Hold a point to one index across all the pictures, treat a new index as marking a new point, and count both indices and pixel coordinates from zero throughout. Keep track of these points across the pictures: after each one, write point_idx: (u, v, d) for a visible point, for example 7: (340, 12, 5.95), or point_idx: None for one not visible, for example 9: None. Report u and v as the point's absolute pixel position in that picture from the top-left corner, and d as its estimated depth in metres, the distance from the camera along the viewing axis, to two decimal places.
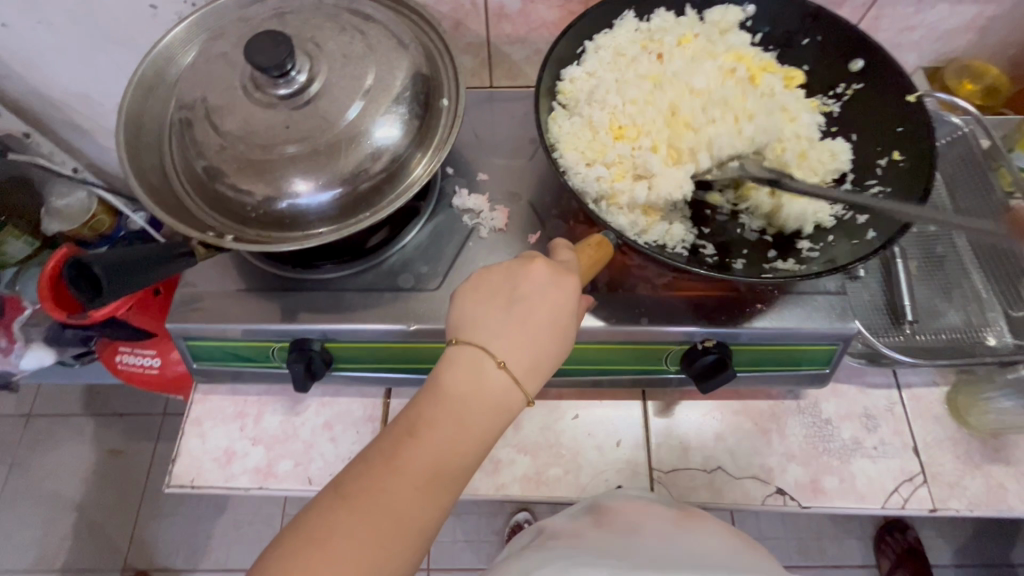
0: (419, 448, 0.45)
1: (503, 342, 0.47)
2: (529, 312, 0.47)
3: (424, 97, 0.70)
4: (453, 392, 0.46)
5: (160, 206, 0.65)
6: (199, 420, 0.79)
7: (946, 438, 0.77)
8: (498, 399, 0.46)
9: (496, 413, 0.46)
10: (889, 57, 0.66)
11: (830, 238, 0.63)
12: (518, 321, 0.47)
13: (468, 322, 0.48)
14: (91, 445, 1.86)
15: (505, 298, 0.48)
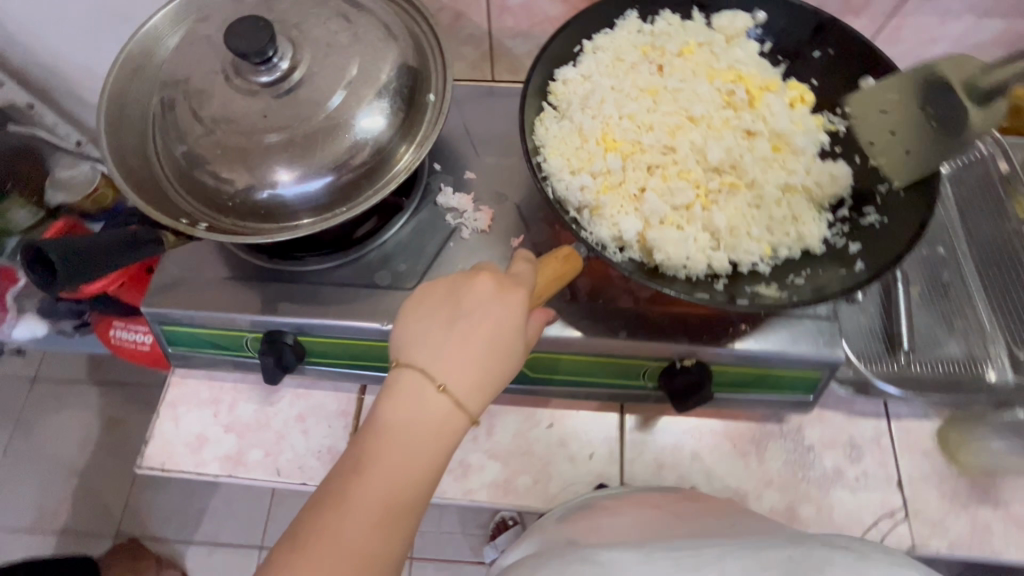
0: (364, 488, 0.40)
1: (447, 362, 0.42)
2: (475, 327, 0.42)
3: (410, 91, 0.68)
4: (397, 422, 0.41)
5: (136, 189, 0.64)
6: (174, 403, 0.79)
7: (933, 474, 0.74)
8: (448, 422, 0.42)
9: (447, 436, 0.42)
10: (902, 77, 0.62)
11: (819, 266, 0.61)
12: (463, 337, 0.42)
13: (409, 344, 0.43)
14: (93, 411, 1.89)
15: (448, 314, 0.43)
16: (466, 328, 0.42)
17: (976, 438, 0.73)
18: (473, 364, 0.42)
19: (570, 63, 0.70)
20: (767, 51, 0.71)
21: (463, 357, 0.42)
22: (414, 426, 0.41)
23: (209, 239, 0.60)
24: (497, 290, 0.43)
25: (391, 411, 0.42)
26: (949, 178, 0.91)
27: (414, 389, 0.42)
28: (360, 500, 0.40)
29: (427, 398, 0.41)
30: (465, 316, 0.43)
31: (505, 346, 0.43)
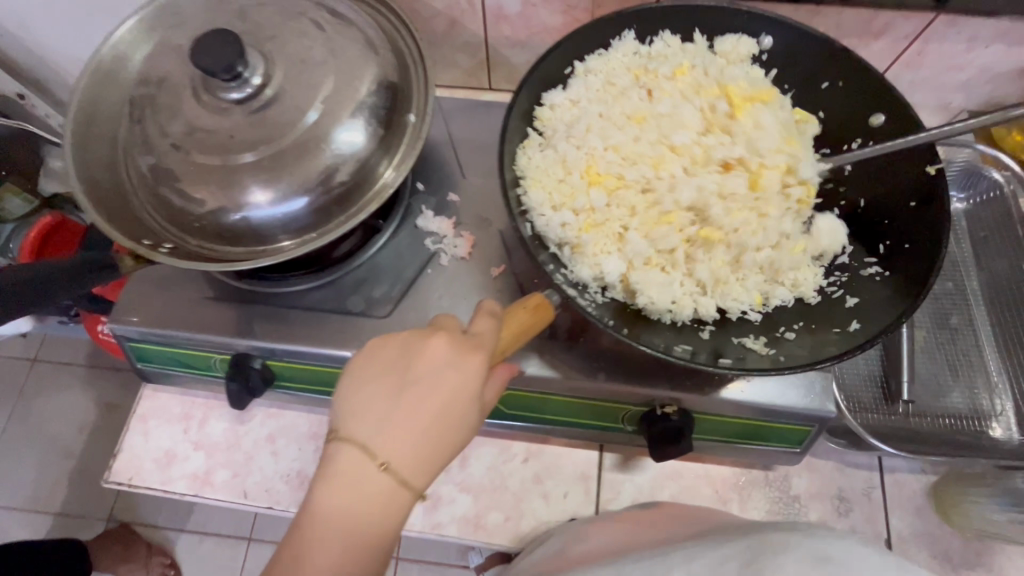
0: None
1: (392, 437, 0.40)
2: (423, 397, 0.41)
3: (390, 110, 0.65)
4: (335, 508, 0.38)
5: (97, 205, 0.61)
6: (144, 417, 0.78)
7: (923, 534, 0.71)
8: (391, 503, 0.39)
9: (390, 520, 0.39)
10: (914, 117, 0.58)
11: (809, 321, 0.57)
12: (410, 408, 0.41)
13: (350, 418, 0.41)
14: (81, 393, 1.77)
15: (393, 383, 0.41)
16: (413, 399, 0.41)
17: (973, 501, 0.69)
18: (420, 438, 0.40)
19: (560, 85, 0.66)
20: (772, 79, 0.66)
21: (408, 430, 0.40)
22: (353, 512, 0.38)
23: (168, 263, 0.57)
24: (448, 356, 0.42)
25: (329, 495, 0.38)
26: (964, 215, 0.85)
27: (355, 469, 0.39)
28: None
29: (369, 478, 0.39)
30: (413, 385, 0.41)
31: (455, 417, 0.41)
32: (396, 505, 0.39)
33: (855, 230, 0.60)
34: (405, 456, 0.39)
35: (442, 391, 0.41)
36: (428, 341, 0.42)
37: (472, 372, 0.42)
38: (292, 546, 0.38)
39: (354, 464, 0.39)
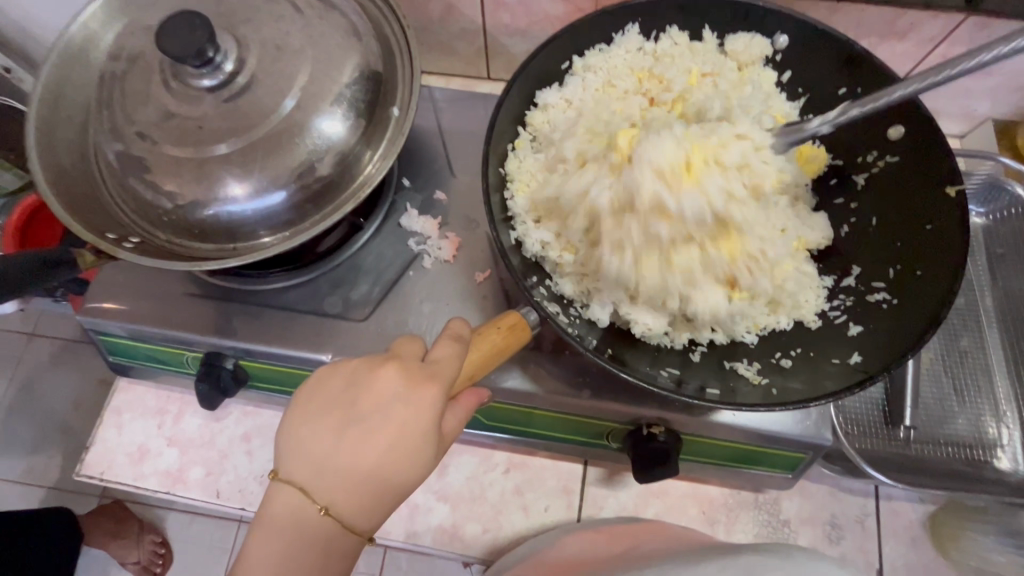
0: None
1: (334, 478, 0.38)
2: (368, 436, 0.38)
3: (371, 101, 0.61)
4: (272, 551, 0.37)
5: (63, 194, 0.59)
6: (119, 410, 0.76)
7: (916, 566, 0.69)
8: (333, 543, 0.38)
9: (332, 558, 0.38)
10: (934, 129, 0.52)
11: (808, 350, 0.54)
12: (354, 448, 0.38)
13: (293, 455, 0.39)
14: (63, 376, 1.62)
15: (339, 419, 0.39)
16: (358, 438, 0.38)
17: (972, 535, 0.67)
18: (364, 479, 0.38)
19: (556, 82, 0.62)
20: (785, 82, 0.62)
21: (352, 472, 0.38)
22: (292, 556, 0.37)
23: (131, 261, 0.54)
24: (398, 392, 0.39)
25: (266, 538, 0.37)
26: (983, 230, 0.80)
27: (294, 511, 0.37)
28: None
29: (309, 521, 0.37)
30: (358, 422, 0.39)
31: (404, 457, 0.39)
32: (338, 545, 0.38)
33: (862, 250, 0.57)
34: (347, 498, 0.38)
35: (390, 430, 0.38)
36: (378, 373, 0.39)
37: (423, 409, 0.38)
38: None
39: (294, 506, 0.37)
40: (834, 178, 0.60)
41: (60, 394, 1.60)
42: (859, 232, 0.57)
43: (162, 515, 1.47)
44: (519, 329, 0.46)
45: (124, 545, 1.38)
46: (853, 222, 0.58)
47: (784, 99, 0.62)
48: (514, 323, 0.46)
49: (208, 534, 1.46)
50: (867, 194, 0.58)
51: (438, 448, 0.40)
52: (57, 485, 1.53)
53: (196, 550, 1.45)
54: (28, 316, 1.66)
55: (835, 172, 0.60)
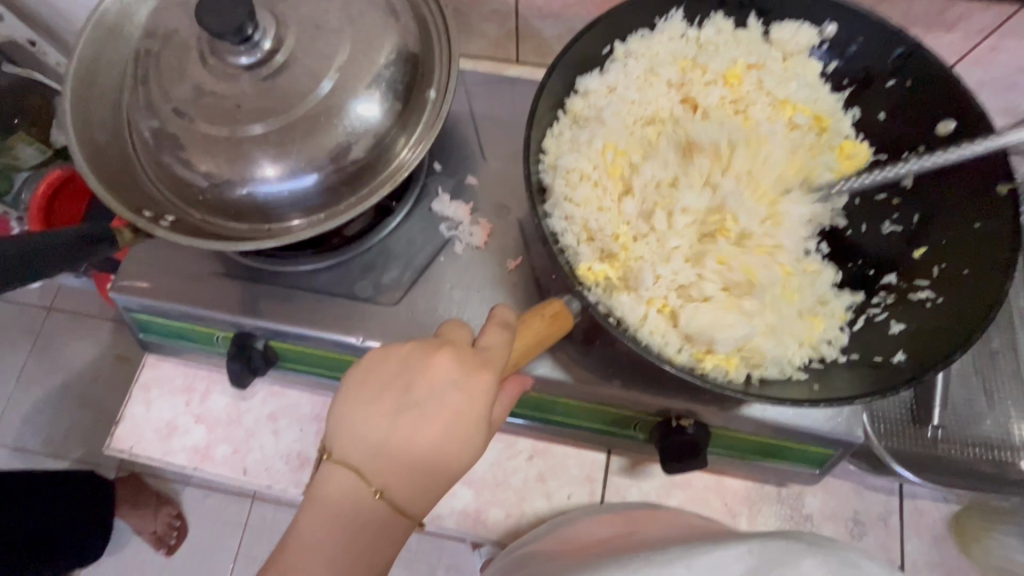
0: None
1: (388, 463, 0.38)
2: (423, 420, 0.39)
3: (408, 85, 0.60)
4: (325, 535, 0.37)
5: (100, 170, 0.58)
6: (147, 386, 0.76)
7: (938, 564, 0.69)
8: (385, 528, 0.38)
9: (383, 544, 0.38)
10: (986, 120, 0.51)
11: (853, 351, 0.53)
12: (408, 432, 0.39)
13: (346, 438, 0.39)
14: (81, 351, 1.64)
15: (392, 404, 0.39)
16: (412, 423, 0.39)
17: (998, 536, 0.67)
18: (417, 465, 0.38)
19: (596, 69, 0.61)
20: (829, 73, 0.61)
21: (407, 456, 0.38)
22: (346, 540, 0.37)
23: (168, 240, 0.54)
24: (453, 378, 0.39)
25: (320, 522, 0.37)
26: None
27: (348, 495, 0.37)
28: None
29: (363, 505, 0.37)
30: (412, 406, 0.39)
31: (458, 444, 0.39)
32: (389, 531, 0.38)
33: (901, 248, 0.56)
34: (401, 483, 0.38)
35: (444, 415, 0.39)
36: (432, 358, 0.40)
37: (477, 395, 0.39)
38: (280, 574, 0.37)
39: (348, 489, 0.38)
40: (878, 173, 0.59)
41: (78, 369, 1.62)
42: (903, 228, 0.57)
43: (180, 488, 1.50)
44: (561, 318, 0.47)
45: (143, 514, 1.41)
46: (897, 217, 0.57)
47: (828, 91, 0.61)
48: (559, 311, 0.46)
49: (224, 509, 1.49)
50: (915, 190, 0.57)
51: (487, 434, 0.41)
52: (76, 457, 1.55)
53: (213, 524, 1.47)
54: (46, 291, 1.68)
55: (881, 167, 0.59)
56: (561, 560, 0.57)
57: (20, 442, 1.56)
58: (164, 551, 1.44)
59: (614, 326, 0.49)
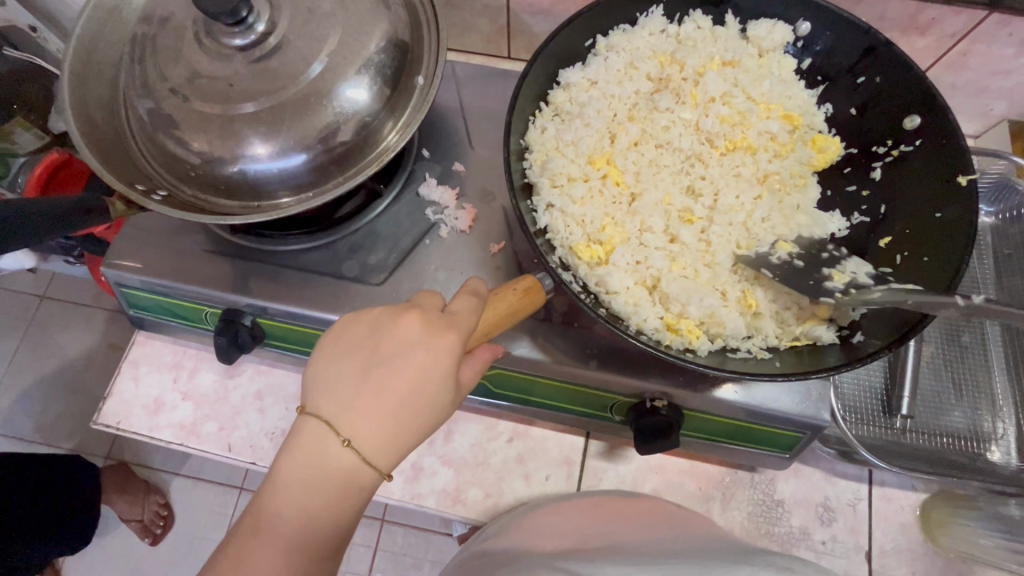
0: (260, 554, 0.37)
1: (355, 416, 0.39)
2: (390, 376, 0.40)
3: (396, 71, 0.62)
4: (296, 480, 0.38)
5: (94, 146, 0.60)
6: (136, 363, 0.78)
7: (907, 551, 0.70)
8: (352, 478, 0.39)
9: (350, 492, 0.39)
10: (951, 116, 0.53)
11: (842, 331, 0.52)
12: (376, 386, 0.40)
13: (319, 392, 0.40)
14: (71, 340, 1.64)
15: (362, 360, 0.41)
16: (379, 379, 0.40)
17: (963, 523, 0.69)
18: (384, 419, 0.39)
19: (579, 62, 0.63)
20: (803, 70, 0.63)
21: (374, 410, 0.39)
22: (315, 487, 0.38)
23: (158, 212, 0.56)
24: (420, 336, 0.41)
25: (291, 468, 0.39)
26: (991, 229, 0.82)
27: (318, 443, 0.39)
28: (253, 569, 0.37)
29: (331, 453, 0.39)
30: (381, 363, 0.40)
31: (424, 399, 0.40)
32: (358, 483, 0.39)
33: (827, 269, 0.54)
34: (367, 434, 0.39)
35: (411, 370, 0.40)
36: (401, 319, 0.41)
37: (443, 355, 0.40)
38: (256, 514, 0.39)
39: (318, 438, 0.39)
40: (848, 167, 0.62)
41: (69, 356, 1.63)
42: (869, 219, 0.59)
43: (168, 478, 1.52)
44: (535, 292, 0.48)
45: (132, 502, 1.41)
46: (864, 208, 0.60)
47: (802, 87, 0.63)
48: (531, 285, 0.47)
49: (210, 500, 1.50)
50: (882, 184, 0.59)
51: (455, 394, 0.42)
52: (64, 445, 1.55)
53: (199, 514, 1.49)
54: (40, 278, 1.69)
55: (850, 162, 0.62)
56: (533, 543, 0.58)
57: (8, 429, 1.56)
58: (148, 540, 1.44)
59: (586, 303, 0.51)
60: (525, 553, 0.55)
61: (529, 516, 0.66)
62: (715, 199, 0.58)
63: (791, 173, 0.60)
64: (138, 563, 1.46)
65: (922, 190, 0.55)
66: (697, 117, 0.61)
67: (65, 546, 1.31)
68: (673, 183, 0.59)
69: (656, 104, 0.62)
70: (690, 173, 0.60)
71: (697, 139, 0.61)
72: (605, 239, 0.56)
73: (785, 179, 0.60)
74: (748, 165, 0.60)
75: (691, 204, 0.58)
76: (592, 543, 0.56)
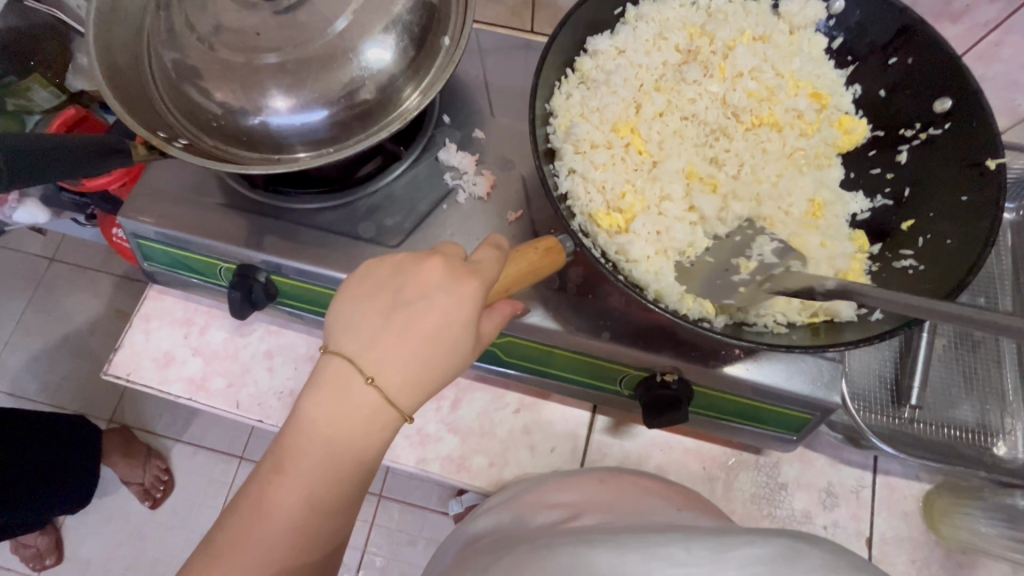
0: (287, 485, 0.40)
1: (379, 354, 0.41)
2: (413, 318, 0.41)
3: (423, 31, 0.62)
4: (321, 414, 0.40)
5: (117, 91, 0.60)
6: (148, 317, 0.78)
7: (908, 539, 0.70)
8: (375, 416, 0.41)
9: (373, 430, 0.41)
10: (985, 98, 0.52)
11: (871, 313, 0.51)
12: (400, 326, 0.41)
13: (342, 332, 0.42)
14: (79, 304, 1.65)
15: (386, 302, 0.42)
16: (402, 320, 0.41)
17: (966, 512, 0.69)
18: (407, 359, 0.41)
19: (607, 31, 0.62)
20: (834, 49, 0.63)
21: (396, 349, 0.41)
22: (339, 422, 0.40)
23: (179, 158, 0.55)
24: (443, 280, 0.42)
25: (316, 405, 0.40)
26: (1011, 226, 0.81)
27: (342, 380, 0.41)
28: (283, 497, 0.39)
29: (355, 390, 0.40)
30: (404, 305, 0.42)
31: (446, 342, 0.42)
32: (381, 419, 0.41)
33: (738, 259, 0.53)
34: (391, 373, 0.41)
35: (434, 313, 0.41)
36: (424, 264, 0.43)
37: (465, 299, 0.42)
38: (284, 447, 0.41)
39: (341, 376, 0.41)
40: (874, 149, 0.61)
41: (77, 320, 1.63)
42: (892, 202, 0.58)
43: (170, 444, 1.53)
44: (552, 252, 0.50)
45: (131, 465, 1.43)
46: (887, 191, 0.59)
47: (832, 66, 0.62)
48: (551, 245, 0.49)
49: (210, 468, 1.51)
50: (907, 167, 0.58)
51: (474, 341, 0.43)
52: (68, 407, 1.56)
53: (199, 480, 1.50)
54: (49, 241, 1.70)
55: (875, 144, 0.61)
56: (537, 511, 0.57)
57: (14, 388, 1.57)
58: (149, 503, 1.46)
59: (607, 267, 0.50)
60: (521, 535, 0.52)
61: (533, 491, 0.63)
62: (737, 173, 0.58)
63: (816, 152, 0.60)
64: (135, 526, 1.47)
65: (951, 174, 0.55)
66: (724, 91, 0.61)
67: (66, 503, 1.33)
68: (696, 156, 0.59)
69: (684, 75, 0.61)
70: (714, 147, 0.60)
71: (722, 112, 0.60)
72: (625, 208, 0.55)
73: (809, 157, 0.59)
74: (772, 141, 0.59)
75: (713, 177, 0.58)
76: (577, 516, 0.53)
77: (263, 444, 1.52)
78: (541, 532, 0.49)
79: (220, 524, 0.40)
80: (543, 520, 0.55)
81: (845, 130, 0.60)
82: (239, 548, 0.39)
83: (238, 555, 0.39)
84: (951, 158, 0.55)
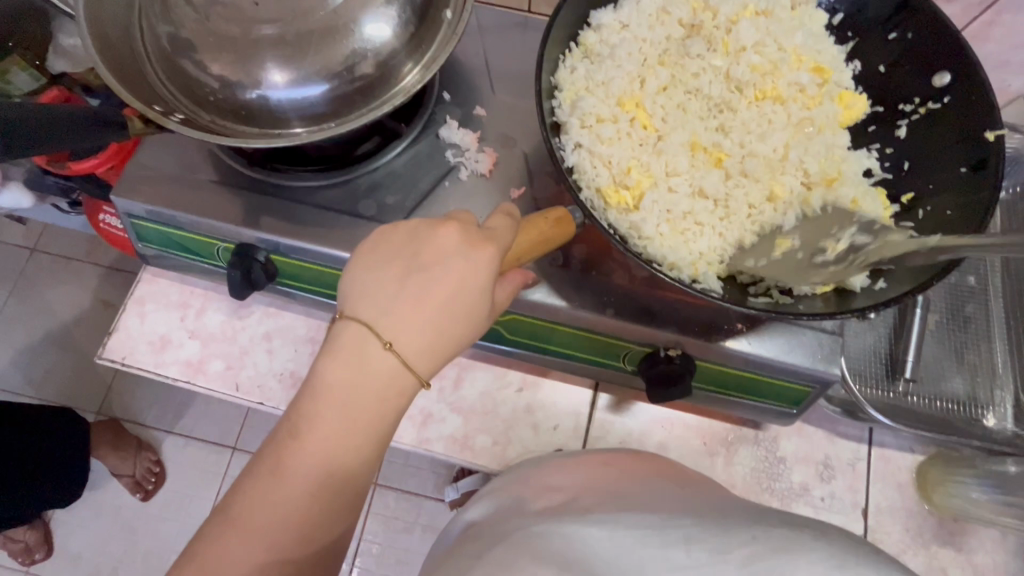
0: (304, 450, 0.40)
1: (395, 320, 0.41)
2: (428, 284, 0.41)
3: (423, 4, 0.61)
4: (337, 380, 0.40)
5: (110, 64, 0.58)
6: (142, 300, 0.76)
7: (901, 510, 0.72)
8: (392, 382, 0.41)
9: (389, 395, 0.41)
10: (984, 72, 0.53)
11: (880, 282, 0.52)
12: (416, 292, 0.41)
13: (357, 298, 0.42)
14: (63, 295, 1.61)
15: (402, 268, 0.42)
16: (418, 286, 0.41)
17: (959, 480, 0.70)
18: (423, 325, 0.41)
19: (609, 5, 0.62)
20: (834, 25, 0.63)
21: (412, 316, 0.41)
22: (356, 387, 0.40)
23: (177, 132, 0.54)
24: (459, 246, 0.42)
25: (333, 370, 0.40)
26: (1002, 205, 0.83)
27: (358, 345, 0.41)
28: (301, 460, 0.40)
29: (372, 355, 0.40)
30: (420, 271, 0.42)
31: (461, 307, 0.42)
32: (397, 385, 0.41)
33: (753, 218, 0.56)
34: (408, 339, 0.41)
35: (449, 278, 0.41)
36: (439, 231, 0.43)
37: (482, 265, 0.42)
38: (300, 413, 0.40)
39: (358, 342, 0.41)
40: (873, 125, 0.61)
41: (62, 310, 1.60)
42: (892, 175, 0.59)
43: (161, 436, 1.51)
44: (562, 223, 0.50)
45: (122, 457, 1.41)
46: (887, 164, 0.60)
47: (832, 42, 0.62)
48: (562, 216, 0.49)
49: (203, 459, 1.49)
50: (907, 141, 0.59)
51: (490, 307, 0.44)
52: (56, 399, 1.53)
53: (192, 471, 1.48)
54: (31, 231, 1.65)
55: (875, 119, 0.61)
56: (544, 488, 0.57)
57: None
58: (140, 496, 1.44)
59: (616, 239, 0.51)
60: (527, 515, 0.51)
61: (535, 473, 0.63)
62: (741, 146, 0.58)
63: (819, 127, 0.60)
64: (128, 519, 1.45)
65: (953, 146, 0.55)
66: (727, 65, 0.61)
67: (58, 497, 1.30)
68: (700, 129, 0.59)
69: (688, 50, 0.61)
70: (717, 121, 0.60)
71: (726, 87, 0.61)
72: (632, 182, 0.55)
73: (813, 130, 0.60)
74: (775, 114, 0.60)
75: (717, 151, 0.58)
76: (581, 493, 0.53)
77: (256, 434, 1.51)
78: (535, 517, 0.49)
79: (235, 490, 0.40)
80: (547, 499, 0.55)
81: (846, 105, 0.61)
82: (255, 513, 0.39)
83: (256, 518, 0.39)
84: (949, 132, 0.56)
